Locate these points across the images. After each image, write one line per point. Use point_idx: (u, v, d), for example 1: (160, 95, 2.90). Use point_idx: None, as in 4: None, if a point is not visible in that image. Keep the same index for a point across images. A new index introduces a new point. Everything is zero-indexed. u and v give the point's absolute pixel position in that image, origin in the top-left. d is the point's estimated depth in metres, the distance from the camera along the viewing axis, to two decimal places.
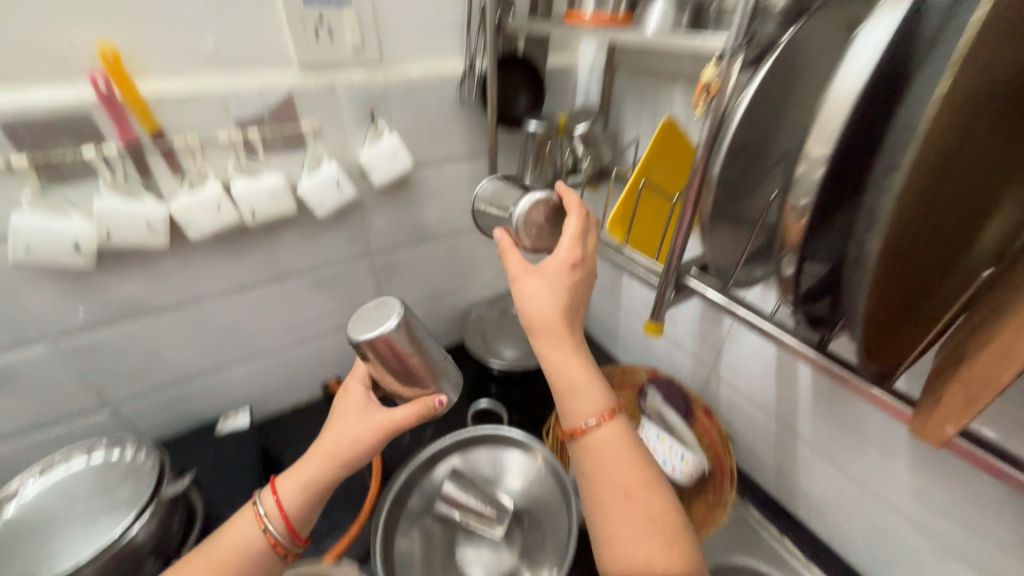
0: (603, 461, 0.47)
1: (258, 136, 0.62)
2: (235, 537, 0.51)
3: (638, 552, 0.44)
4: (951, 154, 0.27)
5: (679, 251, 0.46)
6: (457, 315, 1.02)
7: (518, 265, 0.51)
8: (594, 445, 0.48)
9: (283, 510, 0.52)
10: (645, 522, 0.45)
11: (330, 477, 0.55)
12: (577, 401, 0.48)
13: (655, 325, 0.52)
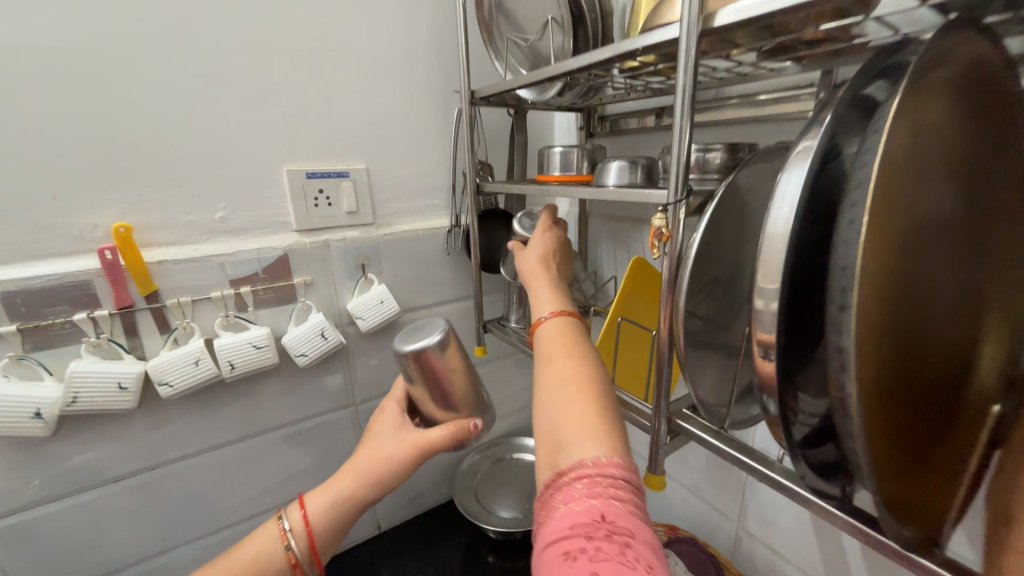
0: (548, 373, 0.41)
1: (251, 292, 0.65)
2: (254, 549, 0.50)
3: (568, 418, 0.36)
4: (893, 294, 0.28)
5: (664, 387, 0.44)
6: (447, 466, 0.93)
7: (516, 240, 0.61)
8: (549, 356, 0.42)
9: (309, 525, 0.52)
10: (579, 394, 0.38)
11: (360, 496, 0.54)
12: (542, 321, 0.46)
13: (655, 479, 0.45)
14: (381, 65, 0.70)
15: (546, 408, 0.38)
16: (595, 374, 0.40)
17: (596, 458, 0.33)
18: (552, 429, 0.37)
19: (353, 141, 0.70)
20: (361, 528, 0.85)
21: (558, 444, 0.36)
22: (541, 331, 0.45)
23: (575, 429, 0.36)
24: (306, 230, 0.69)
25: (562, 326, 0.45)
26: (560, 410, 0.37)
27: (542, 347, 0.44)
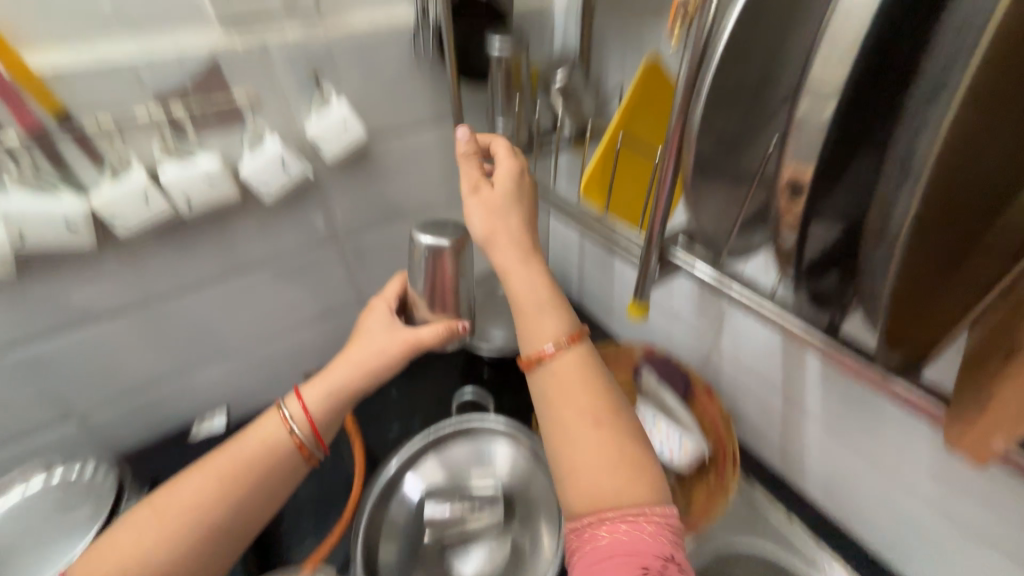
0: (562, 407, 0.43)
1: (186, 112, 0.54)
2: (255, 441, 0.50)
3: (596, 451, 0.41)
4: (1010, 84, 0.22)
5: (664, 214, 0.39)
6: None
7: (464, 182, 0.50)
8: (557, 396, 0.43)
9: (308, 413, 0.51)
10: (599, 426, 0.42)
11: (357, 390, 0.53)
12: (533, 309, 0.45)
13: (639, 308, 0.45)
14: None
15: (568, 448, 0.41)
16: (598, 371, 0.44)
17: (627, 498, 0.39)
18: (575, 468, 0.41)
19: None
20: None
21: (581, 490, 0.40)
22: (523, 313, 0.46)
23: (603, 470, 0.40)
24: (233, 24, 0.54)
25: (551, 308, 0.46)
26: (584, 453, 0.41)
27: (546, 377, 0.44)
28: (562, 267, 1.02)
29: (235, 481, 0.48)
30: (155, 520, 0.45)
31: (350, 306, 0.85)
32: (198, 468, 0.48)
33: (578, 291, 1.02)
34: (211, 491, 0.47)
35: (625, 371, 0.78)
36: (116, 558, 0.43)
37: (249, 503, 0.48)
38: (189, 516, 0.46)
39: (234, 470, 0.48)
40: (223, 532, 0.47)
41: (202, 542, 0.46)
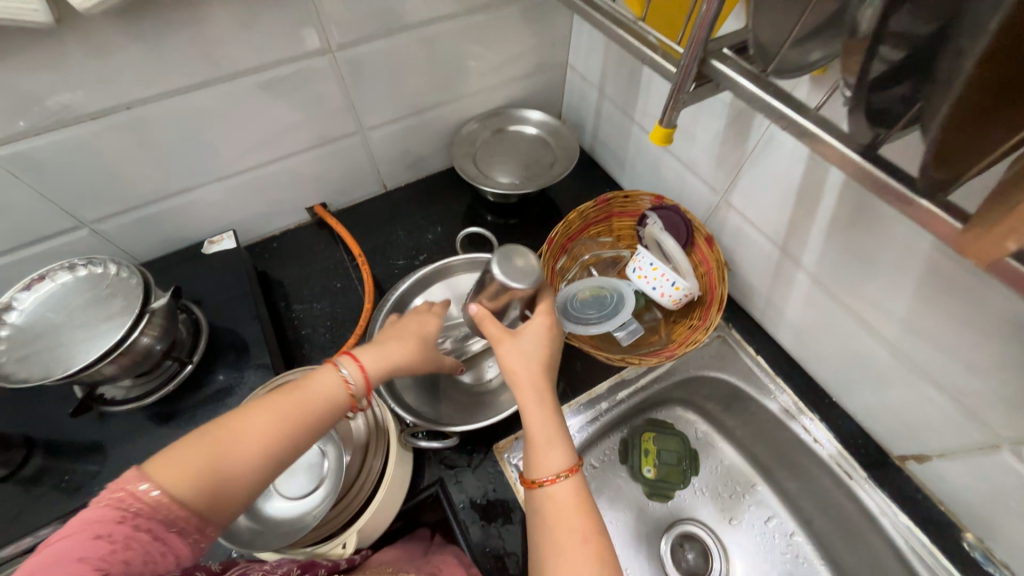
0: (523, 395, 0.54)
1: None
2: (318, 391, 0.48)
3: (547, 430, 0.52)
4: None
5: (710, 19, 0.33)
6: (444, 137, 0.91)
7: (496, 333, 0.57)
8: (517, 383, 0.55)
9: (365, 373, 0.51)
10: (548, 407, 0.53)
11: (401, 368, 0.54)
12: (506, 338, 0.56)
13: (662, 134, 0.42)
14: None
15: (527, 420, 0.53)
16: (547, 380, 0.55)
17: (560, 463, 0.50)
18: (535, 427, 0.52)
19: None
20: (367, 187, 0.91)
21: (531, 460, 0.52)
22: (497, 332, 0.57)
23: (546, 442, 0.51)
24: None
25: (510, 337, 0.56)
26: (536, 428, 0.52)
27: (509, 378, 0.55)
28: (577, 110, 0.95)
29: (297, 417, 0.46)
30: (225, 435, 0.44)
31: (348, 134, 0.80)
32: (266, 399, 0.47)
33: (591, 138, 0.96)
34: (276, 424, 0.45)
35: (628, 220, 0.80)
36: (184, 469, 0.41)
37: (302, 445, 0.47)
38: (254, 440, 0.44)
39: (298, 412, 0.46)
40: (278, 463, 0.46)
41: (265, 463, 0.44)
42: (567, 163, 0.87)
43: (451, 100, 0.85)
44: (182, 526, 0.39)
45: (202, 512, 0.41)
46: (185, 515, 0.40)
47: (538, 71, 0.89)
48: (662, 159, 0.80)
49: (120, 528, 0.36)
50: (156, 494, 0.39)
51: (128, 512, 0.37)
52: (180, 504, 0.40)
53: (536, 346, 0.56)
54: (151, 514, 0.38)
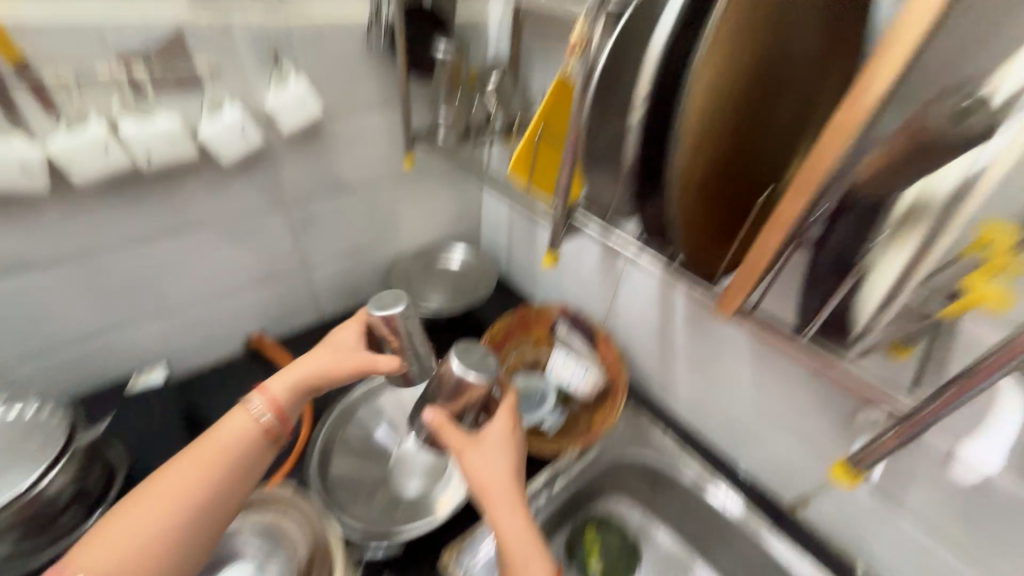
0: (489, 506, 0.55)
1: (146, 73, 0.58)
2: (228, 436, 0.51)
3: (518, 539, 0.52)
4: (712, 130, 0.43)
5: (564, 188, 0.53)
6: (380, 271, 1.05)
7: (460, 441, 0.58)
8: (484, 494, 0.55)
9: (278, 405, 0.55)
10: (515, 514, 0.54)
11: (316, 375, 0.57)
12: (469, 450, 0.58)
13: (551, 256, 0.59)
14: None
15: (498, 531, 0.53)
16: (512, 484, 0.56)
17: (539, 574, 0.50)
18: (505, 538, 0.52)
19: None
20: (306, 317, 0.98)
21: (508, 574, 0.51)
22: (457, 442, 0.58)
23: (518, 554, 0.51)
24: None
25: (471, 444, 0.58)
26: (505, 538, 0.52)
27: (476, 490, 0.57)
28: (493, 245, 1.17)
29: (209, 472, 0.49)
30: (137, 516, 0.45)
31: (293, 272, 0.90)
32: (167, 468, 0.49)
33: (507, 266, 1.16)
34: (191, 485, 0.48)
35: (544, 328, 0.95)
36: (101, 555, 0.43)
37: (223, 505, 0.50)
38: (169, 511, 0.46)
39: (201, 480, 0.48)
40: (208, 520, 0.48)
41: (178, 535, 0.46)
42: (488, 285, 1.04)
43: (386, 242, 1.01)
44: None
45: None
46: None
47: (459, 218, 1.12)
48: (563, 278, 1.00)
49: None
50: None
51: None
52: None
53: (499, 453, 0.58)
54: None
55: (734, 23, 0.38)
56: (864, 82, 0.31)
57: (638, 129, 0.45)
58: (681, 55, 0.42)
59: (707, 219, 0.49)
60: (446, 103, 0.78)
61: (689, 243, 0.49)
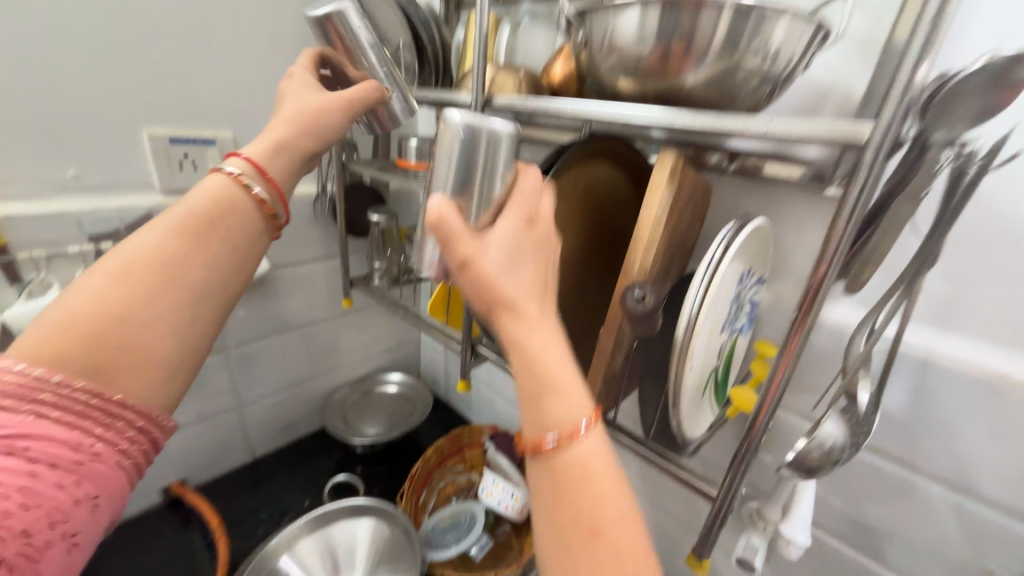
0: (580, 483, 0.32)
1: (112, 247, 0.70)
2: (205, 190, 0.50)
3: (609, 556, 0.30)
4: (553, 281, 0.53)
5: (467, 327, 0.66)
6: (317, 403, 1.08)
7: (467, 232, 0.33)
8: (573, 464, 0.32)
9: (255, 163, 0.52)
10: (621, 517, 0.31)
11: (319, 127, 0.55)
12: (533, 331, 0.34)
13: (463, 382, 0.69)
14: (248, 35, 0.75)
15: (569, 520, 0.31)
16: (619, 470, 0.33)
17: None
18: (592, 527, 0.31)
19: (218, 110, 0.76)
20: (234, 457, 0.97)
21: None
22: (493, 270, 0.34)
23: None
24: (170, 190, 0.74)
25: (538, 331, 0.34)
26: (594, 533, 0.31)
27: (545, 446, 0.33)
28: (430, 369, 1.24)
29: (191, 257, 0.48)
30: (97, 298, 0.44)
31: (225, 411, 0.92)
32: (129, 240, 0.47)
33: (444, 389, 1.23)
34: (172, 257, 0.47)
35: (477, 447, 1.00)
36: (52, 336, 0.42)
37: (217, 247, 0.49)
38: (147, 293, 0.45)
39: (181, 215, 0.48)
40: (185, 301, 0.47)
41: (174, 257, 0.47)
42: (424, 409, 1.09)
43: (324, 374, 1.07)
44: (90, 461, 0.41)
45: (103, 379, 0.43)
46: (94, 448, 0.42)
47: (397, 347, 1.21)
48: (493, 397, 1.08)
49: (14, 461, 0.36)
50: (30, 370, 0.40)
51: (16, 429, 0.37)
52: (80, 421, 0.41)
53: (579, 387, 0.34)
54: (46, 433, 0.39)
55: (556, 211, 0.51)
56: (627, 262, 0.45)
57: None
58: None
59: None
60: (379, 258, 0.93)
61: None
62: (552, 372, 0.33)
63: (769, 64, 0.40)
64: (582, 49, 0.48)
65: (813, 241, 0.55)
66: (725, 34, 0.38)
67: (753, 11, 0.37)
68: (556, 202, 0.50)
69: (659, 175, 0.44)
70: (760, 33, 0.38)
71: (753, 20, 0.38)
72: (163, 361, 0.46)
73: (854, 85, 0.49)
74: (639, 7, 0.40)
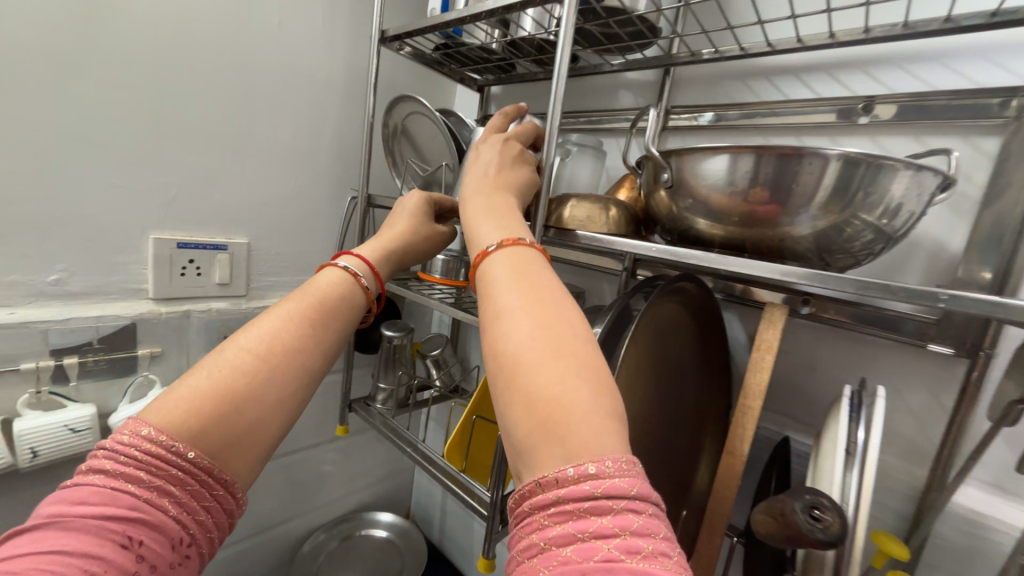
0: (493, 320, 0.29)
1: (78, 363, 0.59)
2: (337, 286, 0.42)
3: (542, 390, 0.25)
4: None
5: (498, 485, 0.53)
6: (284, 550, 0.88)
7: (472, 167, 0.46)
8: (492, 309, 0.30)
9: (372, 264, 0.46)
10: (542, 346, 0.27)
11: (405, 256, 0.52)
12: (480, 218, 0.38)
13: (485, 562, 0.53)
14: (283, 147, 0.74)
15: (501, 350, 0.28)
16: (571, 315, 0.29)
17: (563, 453, 0.24)
18: (526, 355, 0.27)
19: (238, 217, 0.71)
20: None
21: (515, 447, 0.26)
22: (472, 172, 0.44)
23: (536, 418, 0.25)
24: (163, 299, 0.66)
25: (490, 186, 0.42)
26: (521, 362, 0.27)
27: (486, 293, 0.32)
28: (425, 505, 1.05)
29: (320, 340, 0.39)
30: (249, 352, 0.35)
31: None
32: (254, 325, 0.37)
33: (439, 532, 1.02)
34: (299, 339, 0.37)
35: None
36: (182, 405, 0.32)
37: (337, 333, 0.41)
38: (275, 373, 0.35)
39: (313, 301, 0.40)
40: (305, 384, 0.37)
41: (293, 341, 0.37)
42: (416, 568, 0.89)
43: (300, 514, 0.89)
44: (188, 563, 0.31)
45: (219, 459, 0.33)
46: (192, 550, 0.31)
47: (389, 476, 1.04)
48: (502, 552, 0.88)
49: (124, 558, 0.27)
50: (156, 438, 0.30)
51: (133, 511, 0.29)
52: (194, 502, 0.32)
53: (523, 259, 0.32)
54: (158, 521, 0.29)
55: (636, 355, 0.42)
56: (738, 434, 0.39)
57: None
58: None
59: None
60: (385, 378, 0.81)
61: None
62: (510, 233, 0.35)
63: (887, 221, 0.35)
64: (661, 191, 0.44)
65: (921, 407, 0.47)
66: (836, 186, 0.34)
67: (869, 161, 0.33)
68: (634, 348, 0.42)
69: (767, 335, 0.38)
70: (885, 185, 0.33)
71: (873, 170, 0.33)
72: (276, 446, 0.36)
73: (949, 239, 0.45)
74: (729, 154, 0.36)
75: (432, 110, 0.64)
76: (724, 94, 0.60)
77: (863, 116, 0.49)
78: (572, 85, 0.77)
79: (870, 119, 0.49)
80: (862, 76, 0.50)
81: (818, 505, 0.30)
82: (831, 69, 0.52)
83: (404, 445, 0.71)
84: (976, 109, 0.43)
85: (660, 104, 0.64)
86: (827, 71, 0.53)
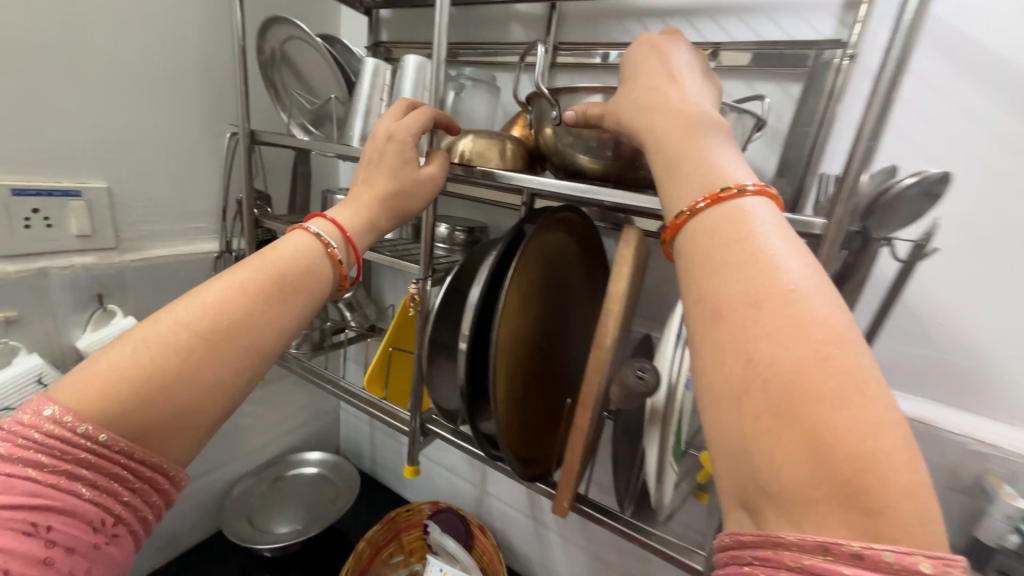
0: (747, 316, 0.23)
1: None
2: (299, 261, 0.39)
3: (850, 440, 0.19)
4: (521, 352, 0.49)
5: (416, 404, 0.59)
6: (211, 500, 0.89)
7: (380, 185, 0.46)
8: (745, 298, 0.23)
9: (343, 231, 0.42)
10: (829, 367, 0.20)
11: (385, 217, 0.46)
12: (685, 166, 0.30)
13: (411, 469, 0.61)
14: (134, 72, 0.64)
15: (755, 370, 0.22)
16: (850, 322, 0.22)
17: (877, 528, 0.18)
18: (786, 373, 0.21)
19: (89, 157, 0.62)
20: None
21: (743, 476, 0.22)
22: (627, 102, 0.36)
23: (831, 469, 0.19)
24: (7, 256, 0.57)
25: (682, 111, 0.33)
26: (779, 376, 0.21)
27: (708, 269, 0.25)
28: (354, 440, 1.11)
29: (266, 324, 0.36)
30: (187, 332, 0.33)
31: None
32: (200, 294, 0.34)
33: (370, 461, 1.09)
34: (242, 322, 0.35)
35: (416, 531, 0.88)
36: (103, 374, 0.30)
37: (291, 315, 0.38)
38: (219, 353, 0.34)
39: (267, 275, 0.37)
40: (246, 370, 0.35)
41: (233, 323, 0.34)
42: (349, 494, 0.94)
43: (222, 464, 0.89)
44: (116, 542, 0.31)
45: (145, 440, 0.31)
46: (119, 529, 0.31)
47: (313, 419, 1.06)
48: (430, 467, 0.98)
49: (30, 545, 0.26)
50: (61, 419, 0.29)
51: (37, 497, 0.27)
52: (115, 483, 0.31)
53: (782, 236, 0.25)
54: (68, 506, 0.28)
55: (525, 274, 0.48)
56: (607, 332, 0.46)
57: (464, 349, 0.47)
58: (486, 299, 0.49)
59: (524, 432, 0.51)
60: None
61: (518, 457, 0.50)
62: (710, 187, 0.27)
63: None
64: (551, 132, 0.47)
65: None
66: None
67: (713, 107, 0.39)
68: (523, 270, 0.47)
69: (626, 251, 0.45)
70: (715, 128, 0.41)
71: (715, 114, 0.39)
72: (210, 429, 0.35)
73: (766, 169, 0.57)
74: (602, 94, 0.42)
75: (311, 35, 0.59)
76: (604, 33, 0.64)
77: (711, 61, 0.57)
78: (464, 14, 0.75)
79: (716, 65, 0.57)
80: (711, 24, 0.57)
81: (642, 369, 0.43)
82: (689, 14, 0.59)
83: (324, 383, 0.73)
84: (787, 60, 0.53)
85: (548, 39, 0.66)
86: (685, 17, 0.59)
